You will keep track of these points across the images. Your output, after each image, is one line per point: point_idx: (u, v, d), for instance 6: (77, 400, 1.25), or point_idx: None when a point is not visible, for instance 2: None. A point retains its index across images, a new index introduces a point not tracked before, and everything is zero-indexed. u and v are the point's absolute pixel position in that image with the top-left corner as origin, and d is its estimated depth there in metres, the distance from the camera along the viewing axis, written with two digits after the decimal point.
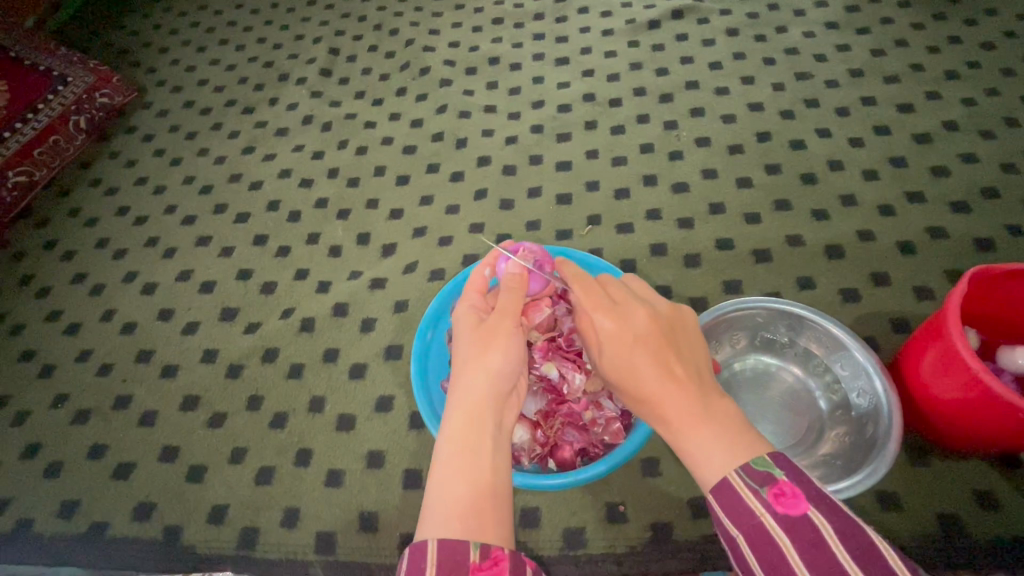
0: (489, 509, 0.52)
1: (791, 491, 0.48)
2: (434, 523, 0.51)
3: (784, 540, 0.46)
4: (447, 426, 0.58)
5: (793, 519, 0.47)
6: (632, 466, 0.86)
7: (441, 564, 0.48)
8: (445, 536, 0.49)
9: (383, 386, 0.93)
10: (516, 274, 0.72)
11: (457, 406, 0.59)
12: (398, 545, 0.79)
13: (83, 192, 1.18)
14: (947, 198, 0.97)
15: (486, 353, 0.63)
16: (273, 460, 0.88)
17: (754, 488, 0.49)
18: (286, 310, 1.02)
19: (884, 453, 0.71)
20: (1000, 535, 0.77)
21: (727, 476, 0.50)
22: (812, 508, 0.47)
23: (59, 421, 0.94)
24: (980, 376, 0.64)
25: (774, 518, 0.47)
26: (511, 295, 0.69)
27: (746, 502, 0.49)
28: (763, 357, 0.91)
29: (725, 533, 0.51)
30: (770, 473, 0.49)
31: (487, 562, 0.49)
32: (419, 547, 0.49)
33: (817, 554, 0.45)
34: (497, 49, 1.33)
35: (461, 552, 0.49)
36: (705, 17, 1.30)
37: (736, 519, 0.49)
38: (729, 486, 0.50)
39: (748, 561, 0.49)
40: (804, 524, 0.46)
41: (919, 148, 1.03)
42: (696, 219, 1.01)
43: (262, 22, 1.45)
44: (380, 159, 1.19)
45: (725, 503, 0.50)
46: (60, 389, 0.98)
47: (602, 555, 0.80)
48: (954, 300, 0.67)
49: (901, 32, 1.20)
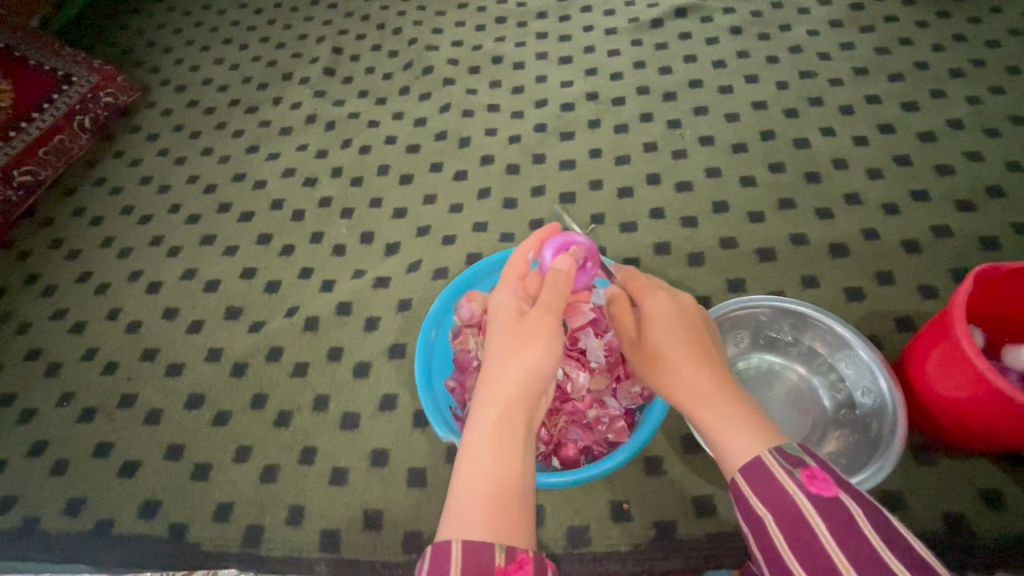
0: (519, 505, 0.42)
1: (822, 474, 0.40)
2: (457, 517, 0.41)
3: (819, 526, 0.38)
4: (475, 422, 0.46)
5: (827, 502, 0.39)
6: (636, 462, 0.68)
7: (466, 567, 0.38)
8: (471, 538, 0.40)
9: (353, 402, 0.77)
10: (562, 268, 0.56)
11: (492, 398, 0.47)
12: (361, 533, 0.68)
13: (87, 191, 1.08)
14: (981, 179, 0.85)
15: (527, 348, 0.49)
16: (210, 456, 0.76)
17: (786, 469, 0.41)
18: (235, 309, 0.88)
19: (887, 453, 0.57)
20: (1004, 533, 0.61)
21: (757, 455, 0.42)
22: (847, 493, 0.39)
23: (6, 421, 0.82)
24: (986, 375, 0.50)
25: (807, 498, 0.39)
26: (557, 287, 0.54)
27: (776, 483, 0.41)
28: (773, 361, 0.72)
29: (750, 517, 0.42)
30: (800, 456, 0.41)
31: (512, 565, 0.39)
32: (442, 546, 0.40)
33: (851, 538, 0.37)
34: (500, 49, 1.15)
35: (485, 555, 0.39)
36: (710, 16, 1.13)
37: (767, 499, 0.41)
38: (762, 468, 0.42)
39: (776, 549, 0.40)
40: (838, 508, 0.38)
41: (950, 131, 0.91)
42: (701, 217, 0.87)
43: (230, 22, 1.35)
44: (341, 160, 1.03)
45: (756, 485, 0.42)
46: (11, 390, 0.85)
47: (598, 556, 0.64)
48: (958, 294, 0.54)
49: (904, 29, 1.05)
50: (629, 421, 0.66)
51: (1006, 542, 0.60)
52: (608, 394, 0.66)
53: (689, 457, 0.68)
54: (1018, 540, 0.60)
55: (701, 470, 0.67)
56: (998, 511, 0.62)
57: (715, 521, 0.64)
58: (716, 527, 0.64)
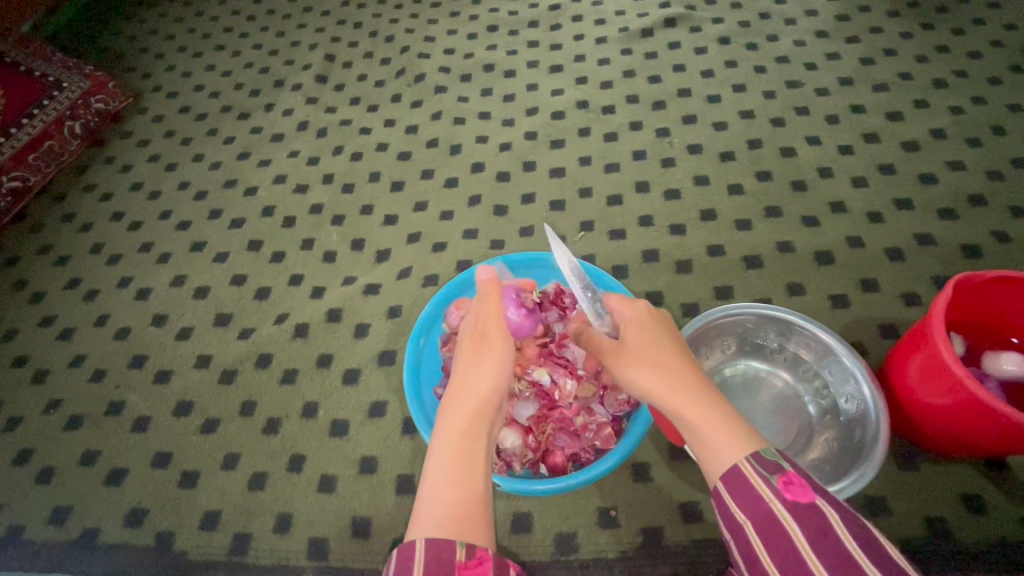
0: (475, 504, 0.44)
1: (800, 480, 0.40)
2: (420, 517, 0.43)
3: (795, 530, 0.39)
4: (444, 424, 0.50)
5: (803, 508, 0.39)
6: (623, 469, 0.69)
7: (429, 564, 0.39)
8: (432, 537, 0.41)
9: (342, 409, 0.77)
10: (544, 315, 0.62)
11: (456, 408, 0.51)
12: (349, 541, 0.68)
13: (77, 196, 1.08)
14: (962, 189, 0.87)
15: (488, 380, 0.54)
16: (198, 464, 0.76)
17: (764, 475, 0.41)
18: (225, 316, 0.88)
19: (871, 459, 0.57)
20: (987, 538, 0.61)
21: (738, 463, 0.42)
22: (823, 499, 0.39)
23: None
24: (965, 383, 0.52)
25: (784, 505, 0.40)
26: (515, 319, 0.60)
27: (755, 489, 0.41)
28: (756, 367, 0.73)
29: (729, 522, 0.43)
30: (777, 462, 0.42)
31: (472, 561, 0.40)
32: (407, 547, 0.40)
33: (827, 544, 0.37)
34: (491, 57, 1.16)
35: (447, 551, 0.40)
36: (699, 26, 1.14)
37: (744, 504, 0.41)
38: (738, 474, 0.42)
39: (755, 555, 0.40)
40: (816, 515, 0.39)
41: (932, 142, 0.92)
42: (689, 225, 0.88)
43: (224, 29, 1.35)
44: (332, 167, 1.04)
45: (733, 490, 0.42)
46: None
47: (585, 564, 0.64)
48: (937, 303, 0.54)
49: (888, 40, 1.07)
50: (617, 428, 0.66)
51: (990, 547, 0.61)
52: (596, 401, 0.66)
53: (677, 463, 0.68)
54: (1001, 545, 0.61)
55: (688, 476, 0.67)
56: (981, 516, 0.63)
57: (702, 527, 0.64)
58: (702, 534, 0.64)
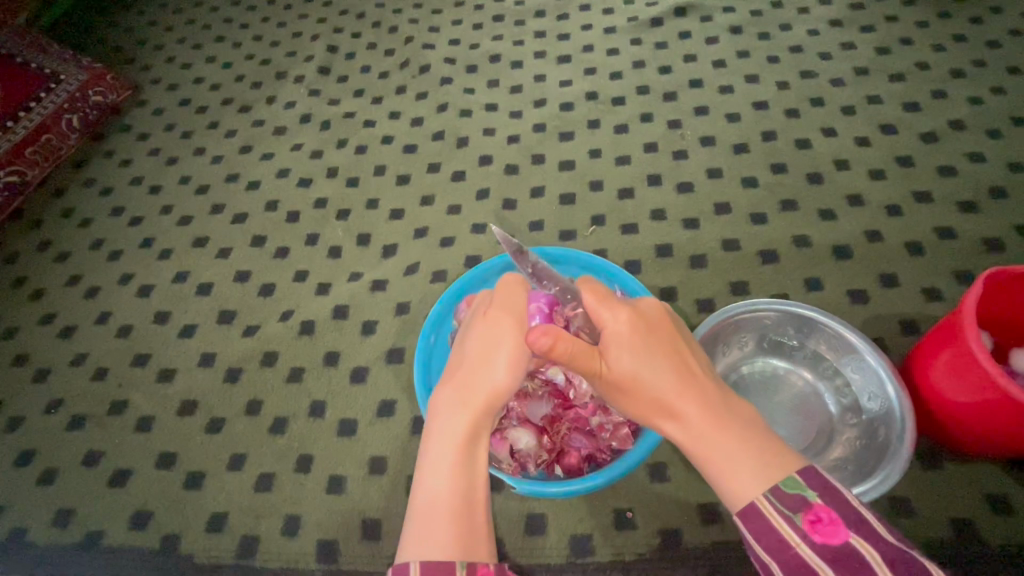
0: (474, 519, 0.45)
1: (828, 516, 0.40)
2: (417, 536, 0.44)
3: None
4: (445, 429, 0.49)
5: (836, 550, 0.39)
6: (639, 469, 0.67)
7: None
8: (427, 558, 0.42)
9: (350, 408, 0.76)
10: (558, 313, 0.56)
11: (458, 411, 0.49)
12: (359, 543, 0.67)
13: (76, 192, 1.06)
14: (983, 181, 0.85)
15: (492, 375, 0.51)
16: (204, 465, 0.74)
17: (788, 517, 0.40)
18: (228, 314, 0.87)
19: (896, 461, 0.56)
20: (1014, 539, 0.60)
21: (755, 502, 0.41)
22: (855, 535, 0.39)
23: None
24: (997, 381, 0.50)
25: (813, 548, 0.40)
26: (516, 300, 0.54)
27: (779, 532, 0.41)
28: (776, 366, 0.71)
29: (757, 556, 0.43)
30: (802, 497, 0.41)
31: None
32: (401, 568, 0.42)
33: None
34: (497, 48, 1.14)
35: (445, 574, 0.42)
36: (710, 15, 1.12)
37: (769, 547, 0.41)
38: (758, 515, 0.41)
39: None
40: (851, 556, 0.38)
41: (951, 133, 0.90)
42: (702, 219, 0.86)
43: (224, 20, 1.33)
44: (337, 160, 1.02)
45: (754, 532, 0.42)
46: None
47: (601, 566, 0.62)
48: (967, 299, 0.53)
49: (903, 29, 1.04)
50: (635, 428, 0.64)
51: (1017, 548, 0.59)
52: None
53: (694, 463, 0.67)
54: None
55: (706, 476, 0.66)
56: (1008, 516, 0.61)
57: (721, 529, 0.63)
58: (721, 535, 0.62)
